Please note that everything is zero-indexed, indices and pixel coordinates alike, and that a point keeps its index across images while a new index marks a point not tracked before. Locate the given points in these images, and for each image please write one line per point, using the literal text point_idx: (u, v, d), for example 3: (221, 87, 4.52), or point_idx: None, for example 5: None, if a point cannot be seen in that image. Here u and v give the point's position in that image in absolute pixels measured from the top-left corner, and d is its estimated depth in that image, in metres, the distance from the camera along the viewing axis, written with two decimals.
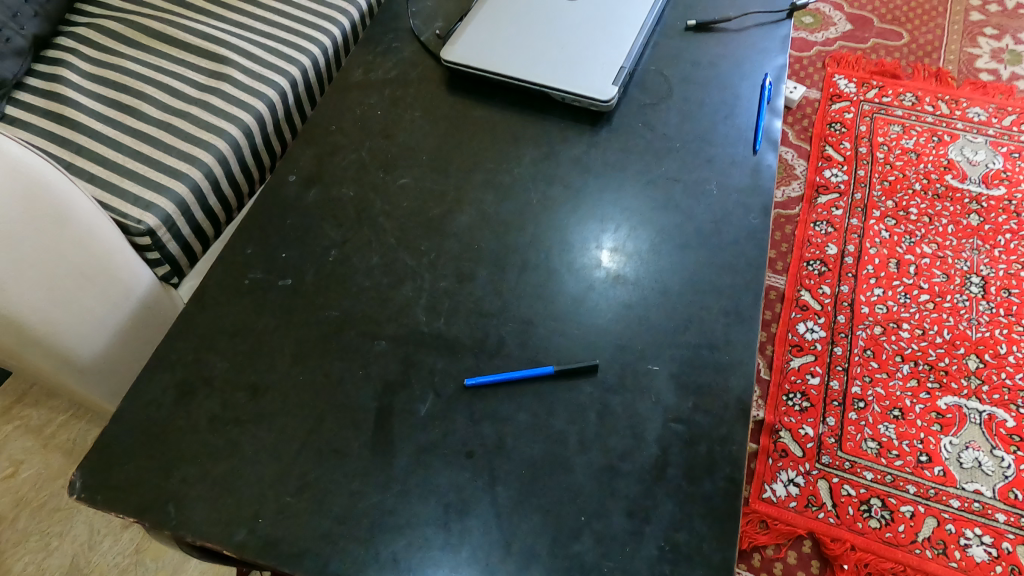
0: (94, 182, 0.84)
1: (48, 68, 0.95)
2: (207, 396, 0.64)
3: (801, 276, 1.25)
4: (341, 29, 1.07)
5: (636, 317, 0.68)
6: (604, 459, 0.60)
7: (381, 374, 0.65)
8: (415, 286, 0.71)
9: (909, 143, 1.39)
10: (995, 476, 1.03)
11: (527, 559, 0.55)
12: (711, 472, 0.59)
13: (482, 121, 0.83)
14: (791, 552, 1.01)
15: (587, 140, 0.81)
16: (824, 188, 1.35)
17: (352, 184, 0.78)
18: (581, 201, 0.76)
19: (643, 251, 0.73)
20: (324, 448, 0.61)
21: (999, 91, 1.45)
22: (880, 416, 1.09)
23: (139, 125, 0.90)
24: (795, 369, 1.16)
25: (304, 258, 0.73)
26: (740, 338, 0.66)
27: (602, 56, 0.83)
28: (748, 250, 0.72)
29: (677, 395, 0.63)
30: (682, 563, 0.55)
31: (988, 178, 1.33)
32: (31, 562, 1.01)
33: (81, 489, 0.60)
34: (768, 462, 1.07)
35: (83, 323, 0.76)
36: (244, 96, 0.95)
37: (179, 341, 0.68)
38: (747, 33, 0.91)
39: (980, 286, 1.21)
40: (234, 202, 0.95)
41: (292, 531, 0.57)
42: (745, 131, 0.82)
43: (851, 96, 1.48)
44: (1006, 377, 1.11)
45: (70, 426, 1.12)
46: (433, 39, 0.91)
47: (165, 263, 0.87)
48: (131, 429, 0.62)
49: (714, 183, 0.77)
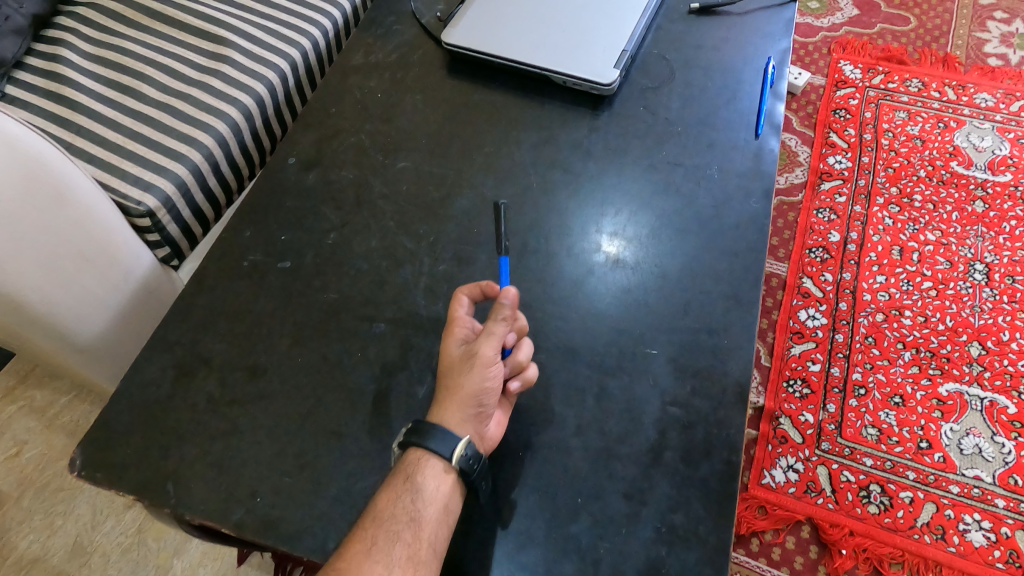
0: (94, 163, 0.84)
1: (47, 48, 0.95)
2: (206, 377, 0.65)
3: (803, 263, 1.24)
4: (341, 12, 1.06)
5: (634, 301, 0.68)
6: (600, 440, 0.60)
7: (379, 357, 0.65)
8: (413, 270, 0.71)
9: (914, 129, 1.38)
10: (995, 462, 1.03)
11: (524, 540, 0.55)
12: (707, 455, 0.59)
13: (481, 105, 0.83)
14: (789, 537, 1.01)
15: (588, 124, 0.81)
16: (828, 175, 1.34)
17: (351, 168, 0.78)
18: (581, 186, 0.76)
19: (642, 235, 0.73)
20: (321, 430, 0.62)
21: (1008, 76, 1.44)
22: (881, 403, 1.09)
23: (139, 107, 0.90)
24: (796, 355, 1.15)
25: (303, 241, 0.73)
26: (739, 323, 0.66)
27: (603, 39, 0.82)
28: (748, 235, 0.72)
29: (675, 378, 0.63)
30: (677, 545, 0.55)
31: (993, 165, 1.32)
32: (35, 541, 1.02)
33: (80, 467, 0.60)
34: (768, 448, 1.07)
35: (82, 305, 0.76)
36: (243, 78, 0.94)
37: (179, 322, 0.68)
38: (750, 17, 0.90)
39: (984, 273, 1.20)
40: (233, 184, 0.95)
41: (289, 510, 0.58)
42: (747, 114, 0.81)
43: (856, 82, 1.46)
44: (1008, 364, 1.11)
45: (73, 408, 1.13)
46: (433, 22, 0.90)
47: (165, 246, 0.87)
48: (131, 409, 0.63)
49: (715, 167, 0.77)
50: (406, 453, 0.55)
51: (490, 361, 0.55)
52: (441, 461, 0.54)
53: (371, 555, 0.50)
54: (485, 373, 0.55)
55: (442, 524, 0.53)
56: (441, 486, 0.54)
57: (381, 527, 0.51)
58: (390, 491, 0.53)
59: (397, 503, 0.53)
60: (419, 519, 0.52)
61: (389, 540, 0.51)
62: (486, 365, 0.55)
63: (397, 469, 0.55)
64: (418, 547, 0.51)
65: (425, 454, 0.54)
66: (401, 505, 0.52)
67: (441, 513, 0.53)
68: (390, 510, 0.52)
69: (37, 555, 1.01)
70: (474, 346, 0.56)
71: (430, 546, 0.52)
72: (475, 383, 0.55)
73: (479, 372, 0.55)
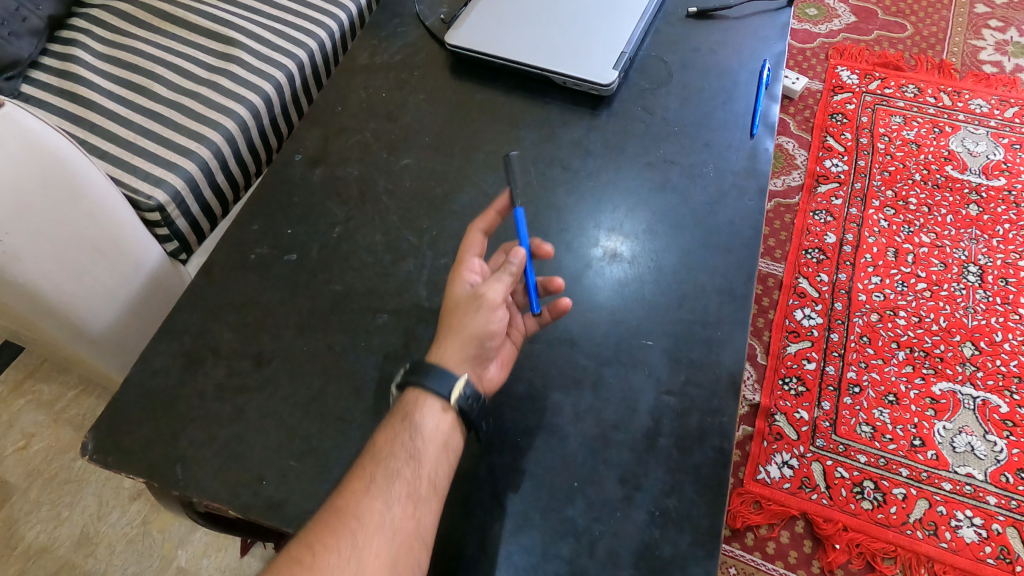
0: (106, 159, 0.86)
1: (62, 48, 0.97)
2: (215, 365, 0.66)
3: (799, 264, 1.26)
4: (348, 14, 1.09)
5: (631, 294, 0.70)
6: (597, 427, 0.62)
7: (382, 346, 0.67)
8: (416, 263, 0.73)
9: (910, 134, 1.40)
10: (987, 460, 1.05)
11: (522, 523, 0.57)
12: (700, 442, 0.61)
13: (483, 105, 0.85)
14: (783, 531, 1.03)
15: (587, 123, 0.83)
16: (824, 178, 1.36)
17: (356, 165, 0.80)
18: (580, 183, 0.78)
19: (639, 232, 0.75)
20: (325, 416, 0.63)
21: (1002, 83, 1.46)
22: (875, 401, 1.11)
23: (150, 104, 0.92)
24: (791, 354, 1.17)
25: (309, 235, 0.75)
26: (733, 315, 0.68)
27: (603, 42, 0.84)
28: (742, 231, 0.74)
29: (670, 368, 0.65)
30: (671, 528, 0.57)
31: (988, 169, 1.34)
32: (42, 531, 1.04)
33: (92, 451, 0.62)
34: (763, 444, 1.09)
35: (94, 295, 0.78)
36: (252, 78, 0.97)
37: (188, 311, 0.70)
38: (747, 21, 0.92)
39: (977, 275, 1.22)
40: (241, 181, 0.97)
41: (293, 493, 0.59)
42: (742, 115, 0.83)
43: (853, 87, 1.48)
44: (1001, 364, 1.12)
45: (81, 401, 1.15)
46: (437, 24, 0.93)
47: (174, 240, 0.89)
48: (141, 395, 0.65)
49: (710, 166, 0.79)
50: (405, 392, 0.57)
51: (495, 305, 0.57)
52: (439, 400, 0.55)
53: (370, 492, 0.51)
54: (490, 317, 0.57)
55: (441, 460, 0.54)
56: (440, 425, 0.55)
57: (380, 465, 0.53)
58: (389, 431, 0.55)
59: (395, 442, 0.54)
60: (418, 456, 0.53)
61: (388, 476, 0.52)
62: (491, 309, 0.57)
63: (398, 408, 0.56)
64: (418, 484, 0.52)
65: (423, 394, 0.56)
66: (400, 443, 0.54)
67: (441, 450, 0.54)
68: (389, 448, 0.53)
69: (44, 545, 1.03)
70: (481, 289, 0.58)
71: (430, 483, 0.53)
72: (480, 324, 0.57)
73: (485, 315, 0.57)
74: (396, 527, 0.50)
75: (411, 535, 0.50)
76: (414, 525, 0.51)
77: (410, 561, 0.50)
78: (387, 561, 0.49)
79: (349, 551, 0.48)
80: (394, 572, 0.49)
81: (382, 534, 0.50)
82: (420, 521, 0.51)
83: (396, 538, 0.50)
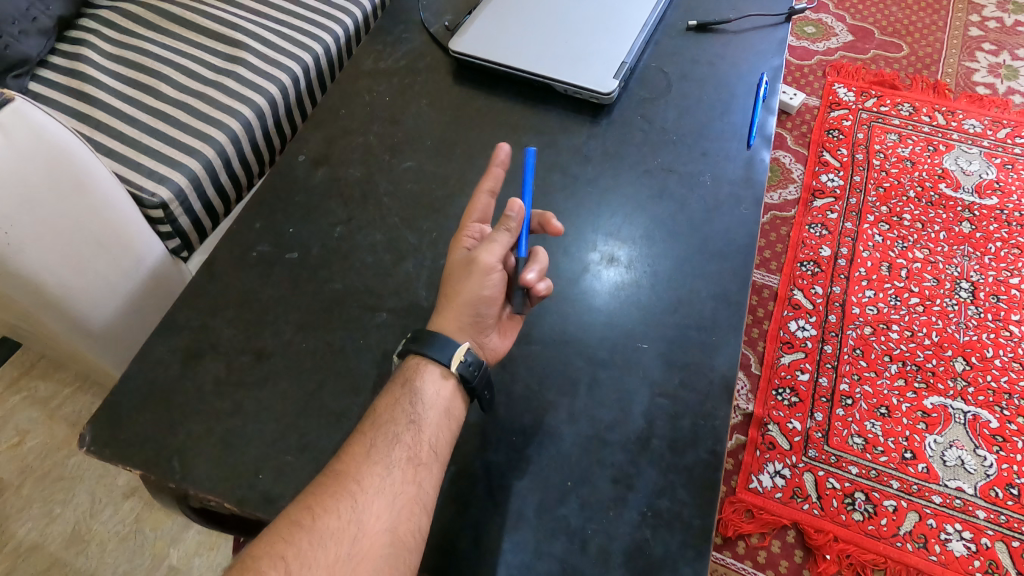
0: (112, 156, 0.88)
1: (71, 48, 0.98)
2: (214, 359, 0.67)
3: (794, 276, 1.28)
4: (353, 20, 1.11)
5: (626, 298, 0.71)
6: (591, 427, 0.62)
7: (380, 344, 0.68)
8: (415, 263, 0.74)
9: (904, 151, 1.42)
10: (977, 474, 1.06)
11: (515, 520, 0.58)
12: (693, 444, 0.62)
13: (485, 111, 0.86)
14: (775, 541, 1.03)
15: (587, 131, 0.84)
16: (820, 192, 1.38)
17: (359, 166, 0.81)
18: (579, 189, 0.79)
19: (636, 238, 0.76)
20: (323, 413, 0.64)
21: (995, 105, 1.48)
22: (867, 414, 1.12)
23: (156, 103, 0.93)
24: (785, 365, 1.18)
25: (310, 233, 0.76)
26: (727, 321, 0.69)
27: (605, 53, 0.85)
28: (737, 238, 0.75)
29: (665, 371, 0.66)
30: (662, 528, 0.58)
31: (980, 188, 1.35)
32: (34, 528, 1.03)
33: (90, 443, 0.63)
34: (756, 454, 1.10)
35: (95, 289, 0.79)
36: (257, 80, 0.98)
37: (189, 306, 0.71)
38: (745, 35, 0.94)
39: (969, 292, 1.23)
40: (243, 180, 0.99)
41: (289, 487, 0.60)
42: (739, 126, 0.85)
43: (850, 104, 1.51)
44: (992, 380, 1.14)
45: (75, 399, 1.15)
46: (441, 31, 0.94)
47: (176, 237, 0.90)
48: (140, 388, 0.65)
49: (707, 175, 0.80)
50: (406, 360, 0.59)
51: (489, 269, 0.59)
52: (441, 368, 0.58)
53: (371, 456, 0.52)
54: (483, 281, 0.59)
55: (441, 427, 0.56)
56: (441, 392, 0.57)
57: (381, 429, 0.54)
58: (389, 398, 0.56)
59: (396, 409, 0.55)
60: (420, 422, 0.55)
61: (389, 441, 0.53)
62: (485, 273, 0.59)
63: (400, 375, 0.58)
64: (418, 449, 0.54)
65: (424, 361, 0.58)
66: (400, 409, 0.55)
67: (441, 416, 0.56)
68: (389, 414, 0.55)
69: (35, 542, 1.02)
70: (474, 253, 0.60)
71: (430, 449, 0.54)
72: (473, 290, 0.59)
73: (478, 280, 0.59)
74: (396, 491, 0.51)
75: (412, 499, 0.51)
76: (415, 489, 0.52)
77: (411, 525, 0.50)
78: (387, 525, 0.49)
79: (349, 514, 0.49)
80: (394, 536, 0.49)
81: (382, 498, 0.51)
82: (420, 485, 0.52)
83: (396, 502, 0.51)
